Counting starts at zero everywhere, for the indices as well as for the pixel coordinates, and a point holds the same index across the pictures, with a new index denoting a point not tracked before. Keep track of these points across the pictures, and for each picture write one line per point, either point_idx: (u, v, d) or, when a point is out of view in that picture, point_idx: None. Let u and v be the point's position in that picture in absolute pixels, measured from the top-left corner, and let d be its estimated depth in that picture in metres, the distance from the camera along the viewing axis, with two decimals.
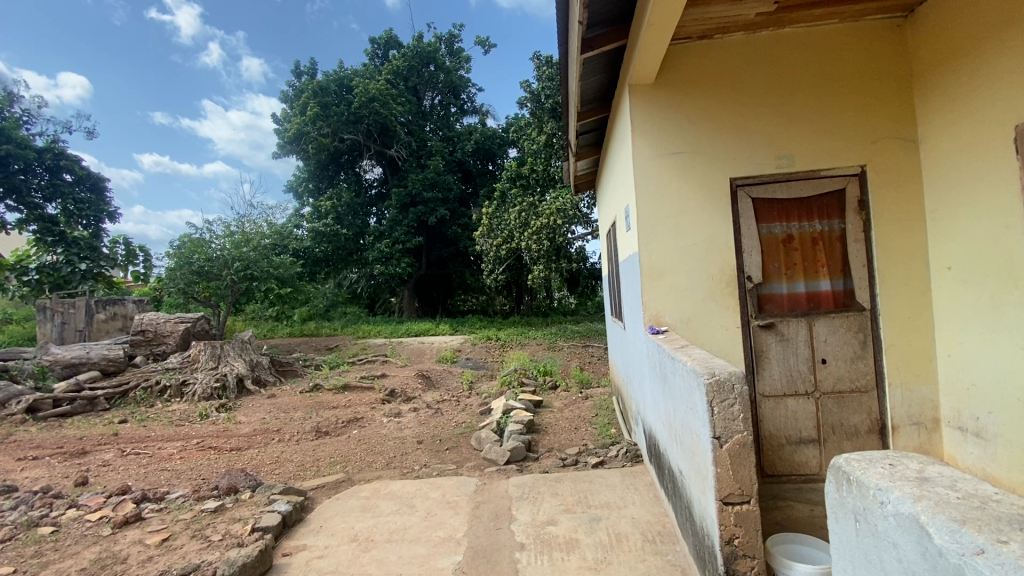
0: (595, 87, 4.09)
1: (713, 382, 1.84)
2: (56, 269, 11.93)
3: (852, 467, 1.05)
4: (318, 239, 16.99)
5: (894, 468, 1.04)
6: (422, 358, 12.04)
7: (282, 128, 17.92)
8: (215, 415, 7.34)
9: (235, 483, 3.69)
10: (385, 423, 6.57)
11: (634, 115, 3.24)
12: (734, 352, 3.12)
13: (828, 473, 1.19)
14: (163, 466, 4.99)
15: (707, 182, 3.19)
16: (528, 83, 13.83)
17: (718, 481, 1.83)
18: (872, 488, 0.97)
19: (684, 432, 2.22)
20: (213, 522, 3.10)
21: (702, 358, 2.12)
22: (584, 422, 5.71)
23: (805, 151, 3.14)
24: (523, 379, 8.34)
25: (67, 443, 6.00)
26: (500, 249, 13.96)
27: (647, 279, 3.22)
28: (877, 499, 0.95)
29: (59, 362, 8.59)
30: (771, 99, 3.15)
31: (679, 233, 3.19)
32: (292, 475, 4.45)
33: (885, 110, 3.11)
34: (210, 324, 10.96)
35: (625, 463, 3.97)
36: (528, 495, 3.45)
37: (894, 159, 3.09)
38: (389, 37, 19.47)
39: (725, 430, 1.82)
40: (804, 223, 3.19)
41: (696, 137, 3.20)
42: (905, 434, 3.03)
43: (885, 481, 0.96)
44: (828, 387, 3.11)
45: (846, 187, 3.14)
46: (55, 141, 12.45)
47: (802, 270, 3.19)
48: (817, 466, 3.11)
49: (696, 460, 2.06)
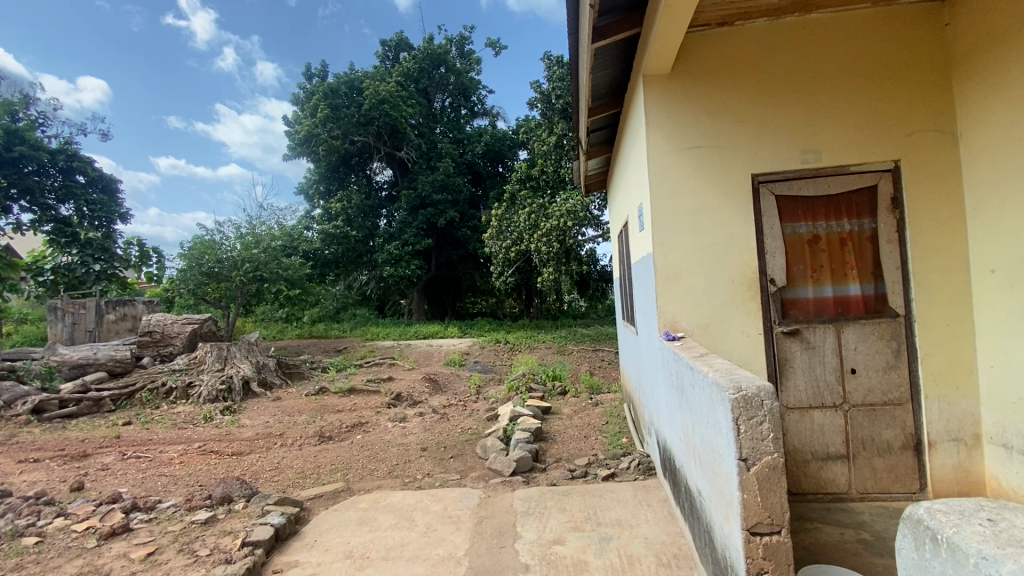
0: (606, 81, 3.91)
1: (739, 397, 1.64)
2: (71, 270, 11.96)
3: (942, 526, 0.93)
4: (327, 241, 16.98)
5: (993, 526, 0.91)
6: (429, 360, 11.90)
7: (293, 130, 17.91)
8: (219, 418, 7.24)
9: (229, 492, 3.55)
10: (389, 429, 6.40)
11: (648, 108, 3.05)
12: (755, 359, 2.91)
13: (902, 525, 1.07)
14: (161, 471, 4.87)
15: (728, 179, 2.99)
16: (539, 82, 13.65)
17: (744, 508, 1.63)
18: (973, 554, 0.85)
19: (705, 450, 2.03)
20: (202, 535, 2.95)
21: (726, 368, 1.93)
22: (593, 431, 5.50)
23: (834, 144, 2.92)
24: (531, 385, 8.14)
25: (69, 445, 5.93)
26: (510, 251, 13.75)
27: (662, 282, 3.03)
28: (979, 568, 0.84)
29: (66, 362, 8.58)
30: (796, 90, 2.94)
31: (696, 233, 2.99)
32: (291, 483, 4.30)
33: (921, 101, 2.88)
34: (217, 325, 10.92)
35: (637, 477, 3.76)
36: (534, 510, 3.26)
37: (932, 153, 2.86)
38: (400, 39, 19.44)
39: (752, 452, 1.62)
40: (832, 223, 2.97)
41: (716, 130, 3.00)
42: (942, 451, 2.78)
43: (990, 549, 0.83)
44: (858, 399, 2.88)
45: (878, 183, 2.92)
46: (68, 142, 12.55)
47: (829, 273, 2.97)
48: (846, 484, 2.88)
49: (718, 481, 1.86)
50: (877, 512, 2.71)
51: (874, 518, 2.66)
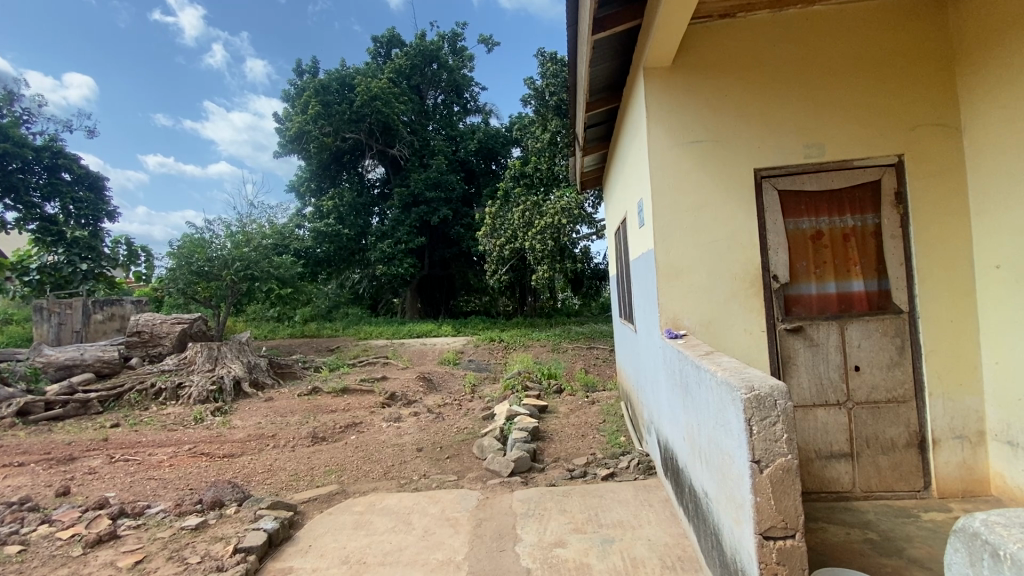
0: (604, 74, 3.85)
1: (751, 397, 1.58)
2: (57, 269, 11.71)
3: (1002, 540, 0.93)
4: (319, 240, 16.80)
5: None
6: (424, 359, 11.82)
7: (283, 127, 17.68)
8: (210, 419, 7.12)
9: (220, 496, 3.46)
10: (384, 429, 6.32)
11: (649, 101, 2.99)
12: (758, 357, 2.86)
13: (958, 540, 1.07)
14: (150, 474, 4.76)
15: (730, 174, 2.94)
16: (532, 79, 13.56)
17: (756, 512, 1.58)
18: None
19: (712, 450, 1.98)
20: (192, 541, 2.86)
21: (734, 368, 1.87)
22: (591, 430, 5.45)
23: (837, 139, 2.88)
24: (527, 383, 8.08)
25: (55, 448, 5.79)
26: (504, 249, 13.67)
27: (663, 279, 2.97)
28: None
29: (53, 363, 8.42)
30: (799, 84, 2.90)
31: (698, 230, 2.94)
32: (284, 486, 4.20)
33: (924, 94, 2.84)
34: (208, 325, 10.76)
35: (637, 476, 3.71)
36: (534, 512, 3.20)
37: (937, 147, 2.83)
38: (392, 35, 19.26)
39: (765, 454, 1.56)
40: (835, 218, 2.93)
41: (717, 124, 2.95)
42: (947, 449, 2.76)
43: None
44: (862, 397, 2.85)
45: (882, 178, 2.88)
46: (54, 139, 12.31)
47: (833, 269, 2.92)
48: (850, 483, 2.85)
49: (727, 483, 1.81)
50: (881, 511, 2.68)
51: (879, 517, 2.62)
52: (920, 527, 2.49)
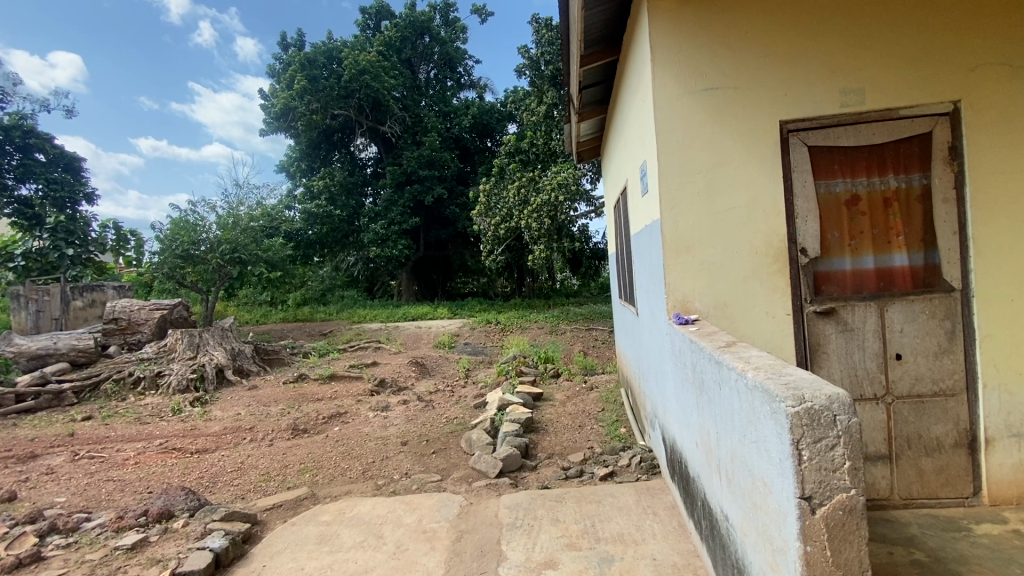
0: (601, 23, 3.36)
1: (801, 411, 1.16)
2: (42, 255, 11.16)
3: None
4: (310, 221, 16.22)
5: None
6: (418, 344, 11.39)
7: (269, 104, 16.88)
8: (188, 411, 6.72)
9: (169, 506, 3.06)
10: (370, 419, 5.94)
11: (656, 39, 2.49)
12: (782, 344, 2.45)
13: None
14: (110, 475, 4.36)
15: (751, 128, 2.47)
16: (526, 48, 12.87)
17: (805, 565, 1.15)
18: None
19: (739, 469, 1.53)
20: (125, 565, 2.48)
21: (768, 366, 1.44)
22: (589, 420, 5.04)
23: (881, 83, 2.41)
24: (522, 367, 7.68)
25: (16, 445, 5.38)
26: (499, 228, 13.10)
27: (672, 254, 2.52)
28: None
29: (25, 353, 7.99)
30: (837, 17, 2.40)
31: (712, 195, 2.49)
32: (250, 489, 3.81)
33: (987, 25, 2.35)
34: (190, 311, 10.21)
35: (639, 477, 3.31)
36: (522, 522, 2.81)
37: (998, 92, 2.35)
38: (381, 6, 18.35)
39: (820, 489, 1.14)
40: (874, 179, 2.46)
41: (737, 66, 2.46)
42: (1001, 450, 2.36)
43: None
44: (904, 390, 2.42)
45: (933, 129, 2.40)
46: (26, 117, 11.65)
47: (870, 240, 2.47)
48: (887, 489, 2.44)
49: (761, 516, 1.38)
50: (926, 523, 2.26)
51: (924, 531, 2.20)
52: (975, 544, 2.06)
